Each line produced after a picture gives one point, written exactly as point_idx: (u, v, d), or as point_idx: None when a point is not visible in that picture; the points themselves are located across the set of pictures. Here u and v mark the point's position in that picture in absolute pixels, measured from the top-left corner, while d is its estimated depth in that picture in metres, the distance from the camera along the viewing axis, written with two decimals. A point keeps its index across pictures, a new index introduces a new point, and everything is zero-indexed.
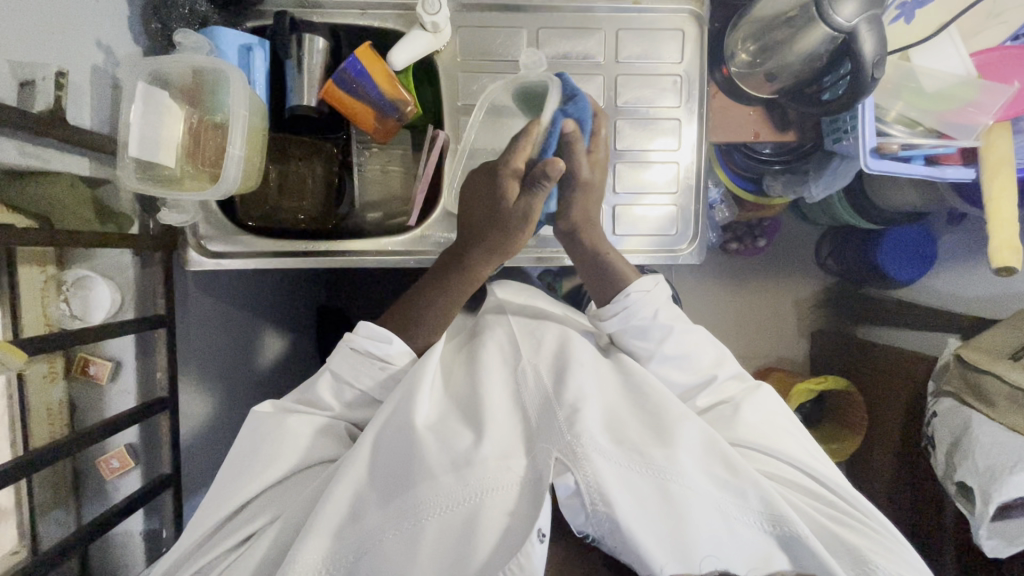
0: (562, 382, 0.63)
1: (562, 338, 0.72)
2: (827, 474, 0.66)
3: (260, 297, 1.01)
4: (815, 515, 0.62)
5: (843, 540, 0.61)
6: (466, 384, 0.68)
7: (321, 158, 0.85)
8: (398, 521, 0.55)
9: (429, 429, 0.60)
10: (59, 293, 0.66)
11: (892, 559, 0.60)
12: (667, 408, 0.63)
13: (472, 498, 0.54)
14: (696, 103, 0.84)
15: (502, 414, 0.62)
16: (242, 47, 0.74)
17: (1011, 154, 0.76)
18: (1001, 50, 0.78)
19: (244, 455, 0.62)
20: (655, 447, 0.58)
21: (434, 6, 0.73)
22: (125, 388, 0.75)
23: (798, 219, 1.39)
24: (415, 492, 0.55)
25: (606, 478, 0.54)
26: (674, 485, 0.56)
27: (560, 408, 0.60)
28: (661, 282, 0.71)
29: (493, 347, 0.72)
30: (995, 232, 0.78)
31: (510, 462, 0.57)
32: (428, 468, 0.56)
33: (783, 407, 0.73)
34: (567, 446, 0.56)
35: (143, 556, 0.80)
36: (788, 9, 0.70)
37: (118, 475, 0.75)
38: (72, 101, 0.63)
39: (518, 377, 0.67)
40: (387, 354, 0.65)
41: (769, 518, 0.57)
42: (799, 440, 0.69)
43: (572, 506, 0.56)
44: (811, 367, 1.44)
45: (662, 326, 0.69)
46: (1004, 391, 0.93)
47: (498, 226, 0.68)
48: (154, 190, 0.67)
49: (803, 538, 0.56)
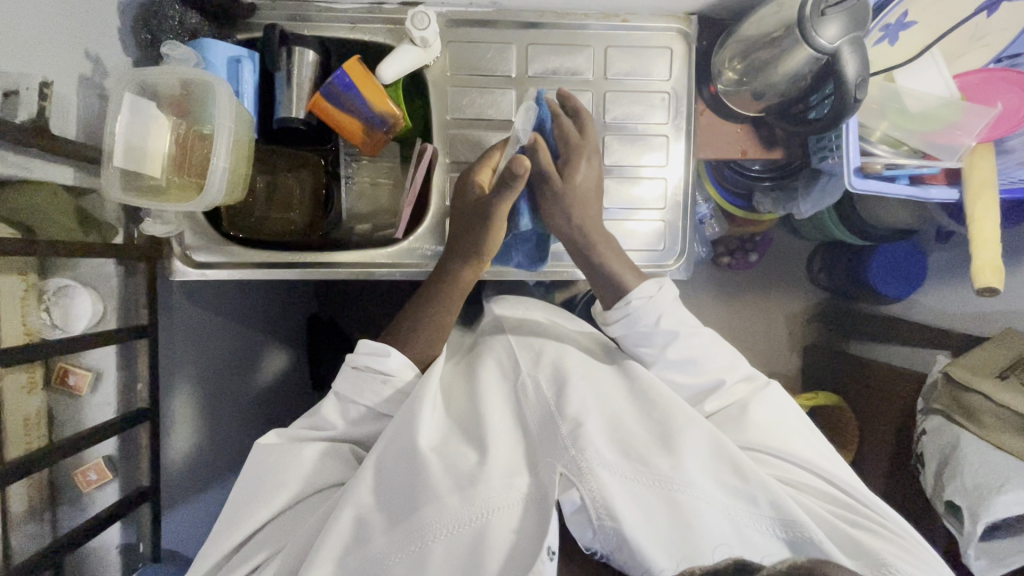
0: (565, 395, 0.62)
1: (563, 351, 0.71)
2: (841, 476, 0.66)
3: (250, 307, 1.01)
4: (827, 518, 0.61)
5: (857, 542, 0.59)
6: (468, 401, 0.67)
7: (309, 170, 0.86)
8: (405, 545, 0.53)
9: (433, 451, 0.59)
10: (40, 301, 0.65)
11: (910, 558, 0.58)
12: (673, 416, 0.62)
13: (480, 517, 0.53)
14: (684, 120, 0.85)
15: (505, 431, 0.62)
16: (231, 59, 0.75)
17: (993, 176, 0.77)
18: (981, 73, 0.79)
19: (245, 485, 0.62)
20: (662, 457, 0.58)
21: (423, 22, 0.74)
22: (105, 398, 0.74)
23: (790, 234, 1.40)
24: (421, 514, 0.54)
25: (613, 492, 0.54)
26: (682, 494, 0.55)
27: (562, 422, 0.59)
28: (665, 284, 0.69)
29: (492, 365, 0.71)
30: (976, 251, 0.78)
31: (514, 479, 0.56)
32: (433, 490, 0.55)
33: (794, 407, 0.72)
34: (571, 461, 0.55)
35: (121, 569, 0.79)
36: (774, 29, 0.70)
37: (96, 488, 0.74)
38: (58, 111, 0.63)
39: (519, 392, 0.65)
40: (387, 367, 0.64)
41: (781, 522, 0.56)
42: (810, 442, 0.68)
43: (579, 521, 0.55)
44: (802, 381, 1.44)
45: (664, 333, 0.69)
46: (991, 409, 0.94)
47: (465, 232, 0.72)
48: (139, 201, 0.67)
49: (818, 542, 0.53)
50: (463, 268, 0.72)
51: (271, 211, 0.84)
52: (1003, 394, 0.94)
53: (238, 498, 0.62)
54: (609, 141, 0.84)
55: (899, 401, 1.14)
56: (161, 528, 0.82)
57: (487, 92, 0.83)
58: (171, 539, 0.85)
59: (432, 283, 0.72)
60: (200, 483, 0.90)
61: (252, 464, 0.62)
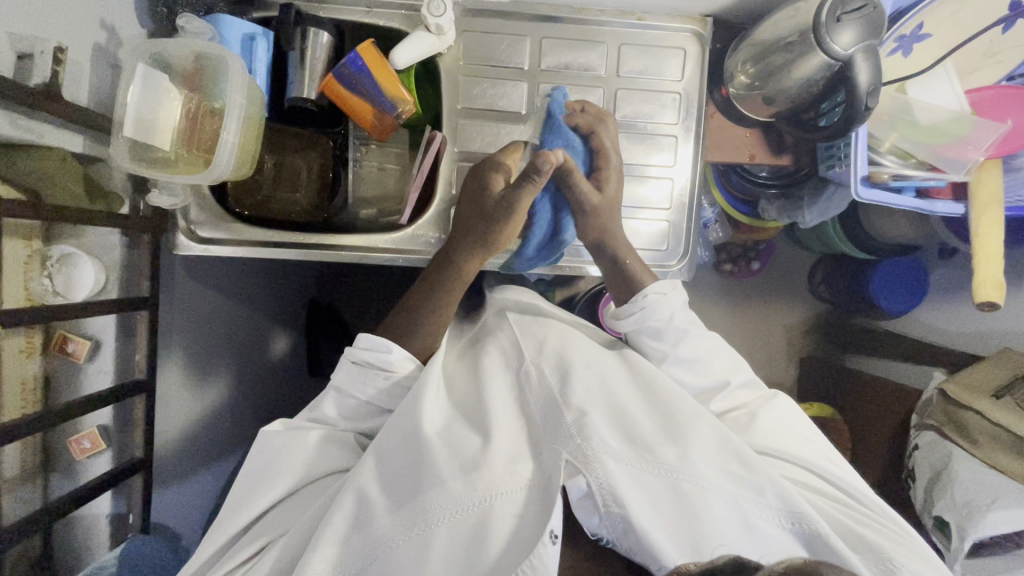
0: (569, 385, 0.62)
1: (565, 339, 0.71)
2: (844, 479, 0.66)
3: (252, 287, 1.02)
4: (833, 513, 0.61)
5: (860, 536, 0.59)
6: (470, 390, 0.67)
7: (318, 152, 0.87)
8: (409, 528, 0.54)
9: (438, 436, 0.60)
10: (42, 266, 0.65)
11: (909, 555, 0.59)
12: (679, 408, 0.63)
13: (485, 500, 0.54)
14: (693, 122, 0.85)
15: (508, 418, 0.62)
16: (245, 36, 0.75)
17: (1001, 194, 0.77)
18: (995, 89, 0.79)
19: (255, 471, 0.63)
20: (667, 447, 0.58)
21: (439, 9, 0.74)
22: (103, 367, 0.74)
23: (793, 244, 1.40)
24: (424, 498, 0.54)
25: (620, 480, 0.54)
26: (687, 483, 0.55)
27: (567, 410, 0.59)
28: (679, 287, 0.73)
29: (496, 354, 0.71)
30: (979, 267, 0.77)
31: (518, 466, 0.56)
32: (437, 474, 0.55)
33: (801, 413, 0.73)
34: (577, 449, 0.56)
35: (108, 539, 0.79)
36: (788, 34, 0.70)
37: (88, 456, 0.74)
38: (71, 78, 0.63)
39: (523, 379, 0.66)
40: (390, 363, 0.65)
41: (789, 514, 0.56)
42: (816, 446, 0.69)
43: (585, 508, 0.55)
44: (798, 392, 1.44)
45: (677, 329, 0.71)
46: (985, 427, 0.94)
47: (484, 218, 0.72)
48: (148, 171, 0.67)
49: (825, 535, 0.54)
50: (471, 257, 0.72)
51: (278, 191, 0.85)
52: (999, 413, 0.93)
53: (242, 487, 0.63)
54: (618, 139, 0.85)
55: (893, 416, 1.15)
56: (151, 500, 0.82)
57: (499, 82, 0.83)
58: (160, 512, 0.85)
59: (437, 272, 0.73)
60: (193, 463, 0.90)
61: (258, 455, 0.64)
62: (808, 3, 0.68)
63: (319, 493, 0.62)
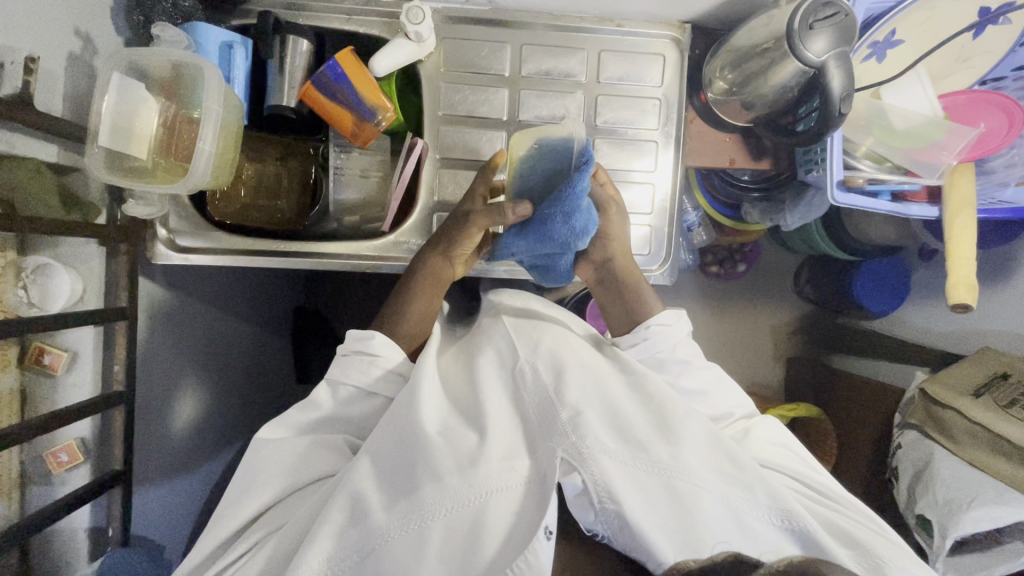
0: (564, 383, 0.62)
1: (561, 339, 0.70)
2: (826, 485, 0.68)
3: (236, 296, 1.02)
4: (822, 516, 0.62)
5: (851, 535, 0.60)
6: (467, 388, 0.66)
7: (297, 160, 0.88)
8: (405, 523, 0.53)
9: (437, 435, 0.59)
10: (17, 279, 0.63)
11: (900, 554, 0.59)
12: (671, 406, 0.62)
13: (479, 497, 0.54)
14: (674, 127, 0.85)
15: (503, 415, 0.61)
16: (222, 44, 0.75)
17: (973, 197, 0.78)
18: (966, 94, 0.81)
19: (239, 484, 0.64)
20: (661, 446, 0.58)
21: (418, 16, 0.74)
22: (79, 379, 0.72)
23: (778, 246, 1.41)
24: (421, 494, 0.54)
25: (615, 478, 0.54)
26: (681, 482, 0.55)
27: (561, 409, 0.59)
28: (683, 317, 0.75)
29: (490, 353, 0.69)
30: (952, 269, 0.79)
31: (514, 462, 0.56)
32: (434, 469, 0.55)
33: (789, 436, 0.74)
34: (571, 446, 0.55)
35: (87, 553, 0.77)
36: (764, 41, 0.71)
37: (66, 470, 0.72)
38: (44, 88, 0.63)
39: (517, 376, 0.65)
40: (372, 348, 0.67)
41: (780, 513, 0.57)
42: (797, 455, 0.71)
43: (580, 504, 0.56)
44: (785, 392, 1.45)
45: (678, 362, 0.72)
46: (965, 426, 0.95)
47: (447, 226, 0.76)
48: (125, 181, 0.67)
49: (815, 533, 0.55)
50: (435, 256, 0.76)
51: (258, 198, 0.85)
52: (979, 412, 0.94)
53: (228, 498, 0.63)
54: (600, 144, 0.85)
55: (878, 414, 1.16)
56: (132, 513, 0.81)
57: (480, 89, 0.84)
58: (140, 521, 0.83)
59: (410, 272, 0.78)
60: (178, 462, 0.89)
61: (246, 468, 0.64)
62: (782, 11, 0.69)
63: (307, 497, 0.62)
